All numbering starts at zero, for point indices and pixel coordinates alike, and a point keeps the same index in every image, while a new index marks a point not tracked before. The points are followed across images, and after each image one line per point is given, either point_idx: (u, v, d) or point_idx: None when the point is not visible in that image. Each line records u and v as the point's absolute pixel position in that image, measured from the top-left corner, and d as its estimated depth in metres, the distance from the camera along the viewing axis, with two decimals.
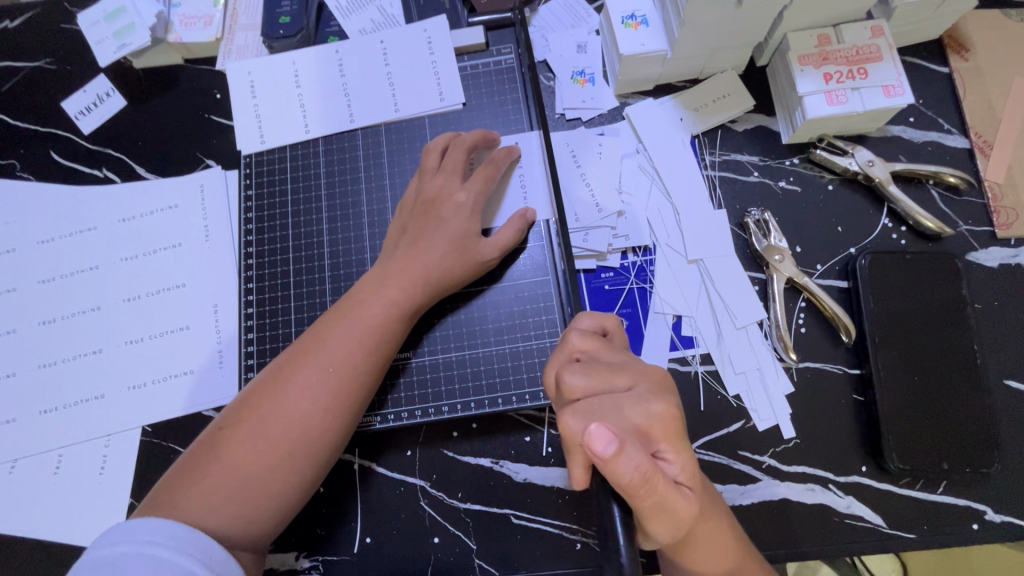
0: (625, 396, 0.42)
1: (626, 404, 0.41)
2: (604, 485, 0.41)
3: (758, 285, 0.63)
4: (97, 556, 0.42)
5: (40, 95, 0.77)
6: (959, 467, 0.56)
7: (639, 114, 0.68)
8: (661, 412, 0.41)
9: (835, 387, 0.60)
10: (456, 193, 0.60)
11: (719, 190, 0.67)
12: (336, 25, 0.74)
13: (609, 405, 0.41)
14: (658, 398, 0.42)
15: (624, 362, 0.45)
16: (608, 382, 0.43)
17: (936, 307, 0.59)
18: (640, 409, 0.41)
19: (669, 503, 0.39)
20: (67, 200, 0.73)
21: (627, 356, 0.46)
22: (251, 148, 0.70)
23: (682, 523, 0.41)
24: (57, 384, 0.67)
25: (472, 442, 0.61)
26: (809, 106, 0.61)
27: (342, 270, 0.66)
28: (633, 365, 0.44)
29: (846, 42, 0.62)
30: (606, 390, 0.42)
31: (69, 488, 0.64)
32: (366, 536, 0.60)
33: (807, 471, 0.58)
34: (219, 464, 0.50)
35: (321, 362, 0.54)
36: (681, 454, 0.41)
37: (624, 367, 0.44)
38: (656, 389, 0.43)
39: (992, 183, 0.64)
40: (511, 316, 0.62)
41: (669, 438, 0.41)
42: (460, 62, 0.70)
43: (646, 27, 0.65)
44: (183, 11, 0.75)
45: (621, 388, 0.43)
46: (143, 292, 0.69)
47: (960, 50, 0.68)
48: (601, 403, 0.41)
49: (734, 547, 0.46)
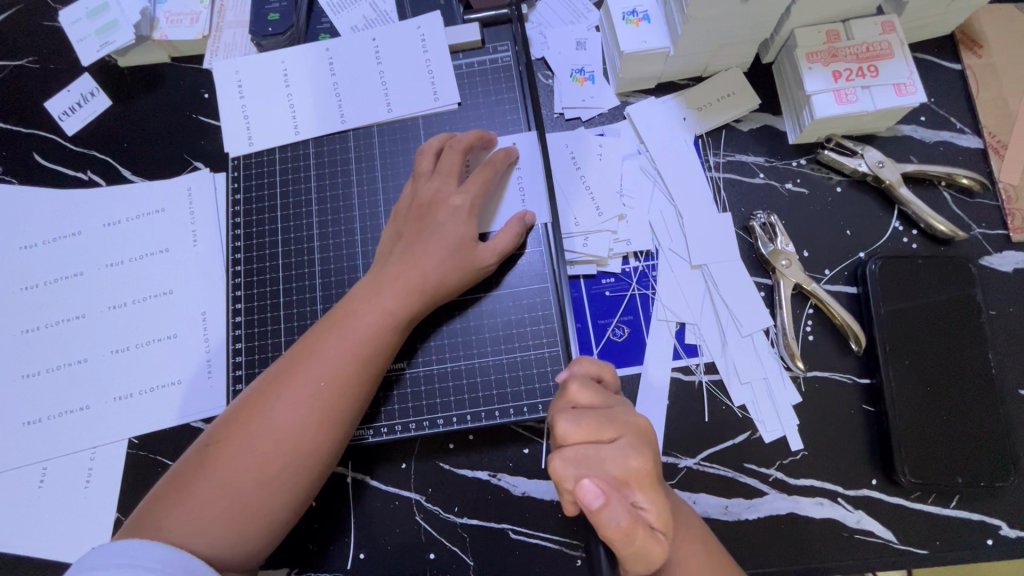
0: (608, 448, 0.42)
1: (608, 457, 0.41)
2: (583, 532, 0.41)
3: (764, 291, 0.61)
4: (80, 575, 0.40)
5: (23, 95, 0.75)
6: (973, 481, 0.54)
7: (640, 113, 0.66)
8: (641, 465, 0.41)
9: (844, 397, 0.58)
10: (452, 197, 0.58)
11: (724, 192, 0.64)
12: (327, 21, 0.71)
13: (594, 456, 0.42)
14: (640, 450, 0.42)
15: (613, 413, 0.44)
16: (597, 431, 0.43)
17: (949, 315, 0.57)
18: (618, 463, 0.41)
19: (643, 556, 0.39)
20: (51, 204, 0.71)
21: (617, 403, 0.45)
22: (239, 150, 0.67)
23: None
24: (41, 394, 0.65)
25: (468, 455, 0.59)
26: (817, 105, 0.59)
27: (333, 277, 0.63)
28: (620, 414, 0.44)
29: (856, 39, 0.60)
30: (593, 440, 0.42)
31: (54, 502, 0.62)
32: (359, 551, 0.58)
33: (815, 484, 0.56)
34: (206, 483, 0.48)
35: (312, 375, 0.52)
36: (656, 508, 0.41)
37: (612, 417, 0.44)
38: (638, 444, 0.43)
39: (1006, 184, 0.62)
40: (508, 325, 0.60)
41: (644, 493, 0.41)
42: (456, 60, 0.67)
43: (648, 23, 0.63)
44: (168, 8, 0.72)
45: (607, 439, 0.43)
46: (129, 299, 0.67)
47: (973, 47, 0.66)
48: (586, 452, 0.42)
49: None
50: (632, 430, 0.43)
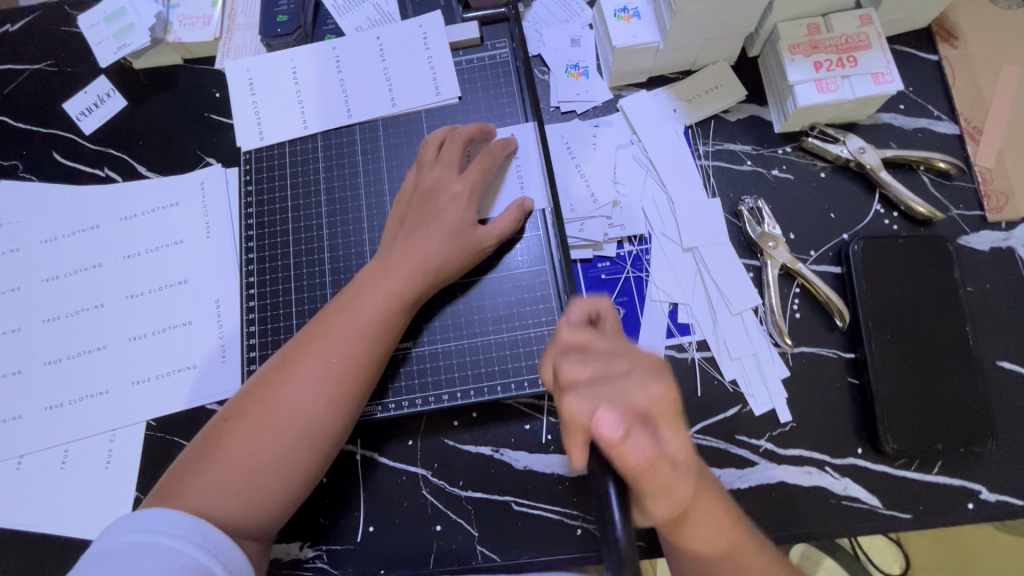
0: (624, 380, 0.42)
1: (627, 387, 0.41)
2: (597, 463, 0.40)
3: (753, 271, 0.64)
4: (108, 546, 0.44)
5: (42, 97, 0.78)
6: (954, 447, 0.56)
7: (632, 105, 0.69)
8: (662, 396, 0.41)
9: (830, 371, 0.60)
10: (452, 184, 0.61)
11: (713, 179, 0.67)
12: (333, 23, 0.75)
13: (611, 389, 0.41)
14: (660, 382, 0.42)
15: (619, 349, 0.45)
16: (607, 370, 0.43)
17: (928, 289, 0.60)
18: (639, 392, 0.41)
19: (670, 483, 0.40)
20: (70, 200, 0.74)
21: (629, 352, 0.44)
22: (250, 144, 0.70)
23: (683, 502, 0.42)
24: (62, 380, 0.68)
25: (472, 431, 0.62)
26: (800, 94, 0.62)
27: (342, 263, 0.66)
28: (631, 352, 0.44)
29: (835, 32, 0.63)
30: (601, 377, 0.42)
31: (76, 482, 0.65)
32: (369, 525, 0.60)
33: (804, 454, 0.58)
34: (223, 456, 0.51)
35: (323, 353, 0.55)
36: (678, 434, 0.41)
37: (616, 355, 0.44)
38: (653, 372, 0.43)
39: (982, 168, 0.65)
40: (509, 305, 0.63)
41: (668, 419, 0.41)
42: (456, 57, 0.71)
43: (638, 19, 0.66)
44: (181, 11, 0.76)
45: (621, 372, 0.42)
46: (145, 289, 0.70)
47: (949, 38, 0.69)
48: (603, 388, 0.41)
49: (732, 528, 0.45)
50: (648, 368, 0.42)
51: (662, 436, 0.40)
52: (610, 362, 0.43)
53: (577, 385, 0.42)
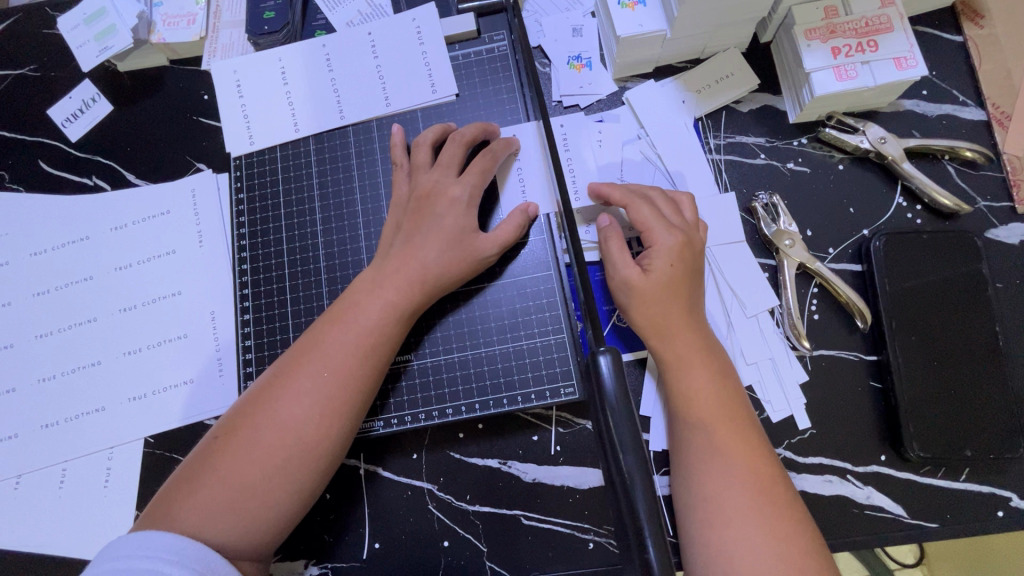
0: (648, 208, 0.55)
1: (643, 208, 0.55)
2: (626, 424, 0.31)
3: (769, 272, 0.61)
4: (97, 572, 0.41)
5: (26, 103, 0.75)
6: (983, 454, 0.54)
7: (639, 97, 0.66)
8: (668, 278, 0.52)
9: (851, 375, 0.58)
10: (450, 187, 0.58)
11: (725, 174, 0.64)
12: (323, 18, 0.72)
13: (637, 204, 0.55)
14: (671, 263, 0.53)
15: (654, 202, 0.56)
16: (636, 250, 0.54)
17: (955, 287, 0.57)
18: (660, 225, 0.54)
19: (628, 273, 0.53)
20: (58, 210, 0.72)
21: (665, 231, 0.54)
22: (240, 149, 0.68)
23: (652, 301, 0.52)
24: (57, 397, 0.66)
25: (479, 443, 0.60)
26: (817, 82, 0.59)
27: (338, 272, 0.64)
28: (663, 242, 0.53)
29: (854, 14, 0.59)
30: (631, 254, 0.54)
31: (74, 501, 0.63)
32: (375, 542, 0.59)
33: (823, 462, 0.56)
34: (215, 474, 0.49)
35: (316, 367, 0.52)
36: (664, 266, 0.53)
37: (635, 213, 0.55)
38: (682, 229, 0.55)
39: (1011, 156, 0.61)
40: (514, 313, 0.60)
41: (673, 253, 0.53)
42: (452, 51, 0.68)
43: (643, 6, 0.62)
44: (165, 11, 0.73)
45: (647, 208, 0.55)
46: (139, 301, 0.68)
47: (975, 17, 0.65)
48: (632, 201, 0.56)
49: (735, 407, 0.50)
50: (672, 227, 0.54)
51: (651, 268, 0.53)
52: (640, 220, 0.55)
53: (608, 233, 0.56)
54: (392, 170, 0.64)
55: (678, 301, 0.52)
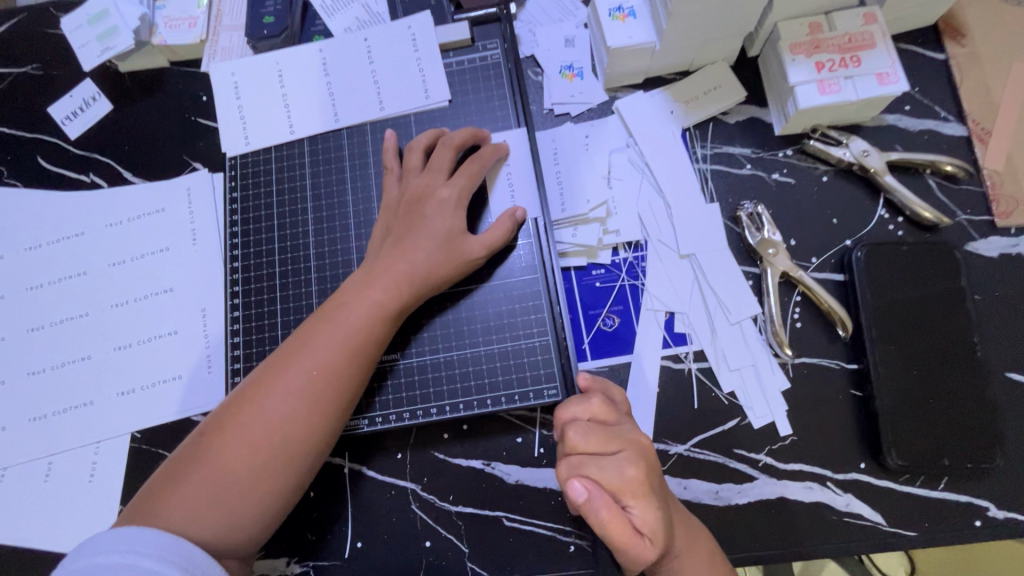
0: (611, 458, 0.44)
1: (609, 470, 0.44)
2: None
3: (752, 279, 0.62)
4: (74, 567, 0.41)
5: (27, 101, 0.76)
6: (960, 463, 0.54)
7: (628, 107, 0.67)
8: (637, 475, 0.43)
9: (832, 383, 0.58)
10: (440, 190, 0.59)
11: (711, 183, 0.65)
12: (321, 24, 0.73)
13: (600, 468, 0.44)
14: (638, 463, 0.44)
15: (620, 428, 0.46)
16: (601, 442, 0.45)
17: (935, 298, 0.57)
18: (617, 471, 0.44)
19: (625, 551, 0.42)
20: (55, 206, 0.72)
21: (626, 420, 0.48)
22: (236, 150, 0.69)
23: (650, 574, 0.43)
24: (46, 391, 0.67)
25: (463, 444, 0.60)
26: (801, 95, 0.60)
27: (329, 272, 0.65)
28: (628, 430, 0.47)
29: (838, 30, 0.61)
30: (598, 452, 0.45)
31: (59, 495, 0.63)
32: (357, 541, 0.59)
33: (804, 469, 0.57)
34: (201, 470, 0.49)
35: (305, 365, 0.52)
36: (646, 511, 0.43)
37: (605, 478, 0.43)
38: (642, 457, 0.45)
39: (991, 171, 0.63)
40: (499, 315, 0.61)
41: (640, 501, 0.43)
42: (446, 58, 0.69)
43: (633, 18, 0.64)
44: (167, 14, 0.74)
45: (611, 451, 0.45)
46: (130, 298, 0.69)
47: (956, 36, 0.66)
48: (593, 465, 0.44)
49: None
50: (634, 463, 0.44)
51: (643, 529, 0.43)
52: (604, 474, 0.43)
53: (566, 428, 0.46)
54: (384, 173, 0.65)
55: (642, 501, 0.43)
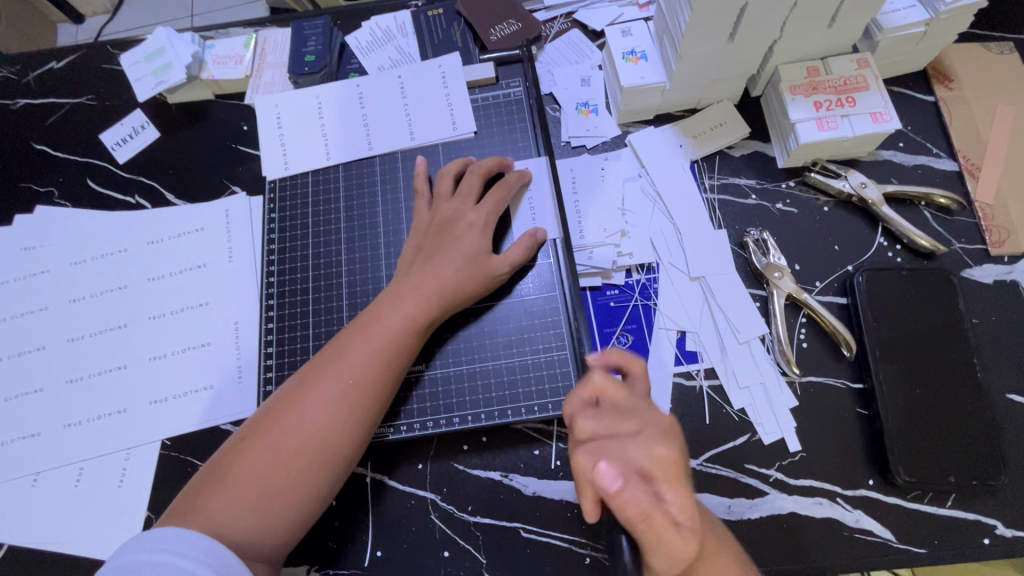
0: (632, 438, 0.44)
1: (632, 446, 0.43)
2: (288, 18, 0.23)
3: (759, 301, 0.65)
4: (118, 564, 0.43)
5: (81, 129, 0.83)
6: (966, 480, 0.56)
7: (641, 140, 0.72)
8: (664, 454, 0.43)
9: (839, 401, 0.61)
10: (469, 213, 0.64)
11: (719, 212, 0.70)
12: (357, 62, 0.80)
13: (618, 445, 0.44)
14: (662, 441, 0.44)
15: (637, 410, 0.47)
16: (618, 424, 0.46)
17: (935, 321, 0.60)
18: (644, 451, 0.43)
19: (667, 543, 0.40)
20: (101, 224, 0.77)
21: (641, 404, 0.48)
22: (276, 174, 0.74)
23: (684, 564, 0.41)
24: (80, 399, 0.70)
25: (481, 455, 0.62)
26: (801, 131, 0.65)
27: (358, 288, 0.69)
28: (645, 412, 0.47)
29: (834, 73, 0.66)
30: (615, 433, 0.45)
31: (88, 500, 0.65)
32: (377, 549, 0.60)
33: (814, 485, 0.58)
34: (239, 475, 0.51)
35: (340, 374, 0.55)
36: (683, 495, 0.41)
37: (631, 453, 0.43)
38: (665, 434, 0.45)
39: (982, 204, 0.67)
40: (520, 330, 0.64)
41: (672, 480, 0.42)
42: (472, 94, 0.75)
43: (645, 61, 0.70)
44: (216, 52, 0.81)
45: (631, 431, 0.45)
46: (167, 310, 0.72)
47: (944, 80, 0.72)
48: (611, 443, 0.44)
49: None
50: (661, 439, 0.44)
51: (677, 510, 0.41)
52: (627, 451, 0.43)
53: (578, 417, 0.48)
54: (414, 197, 0.70)
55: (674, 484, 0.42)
